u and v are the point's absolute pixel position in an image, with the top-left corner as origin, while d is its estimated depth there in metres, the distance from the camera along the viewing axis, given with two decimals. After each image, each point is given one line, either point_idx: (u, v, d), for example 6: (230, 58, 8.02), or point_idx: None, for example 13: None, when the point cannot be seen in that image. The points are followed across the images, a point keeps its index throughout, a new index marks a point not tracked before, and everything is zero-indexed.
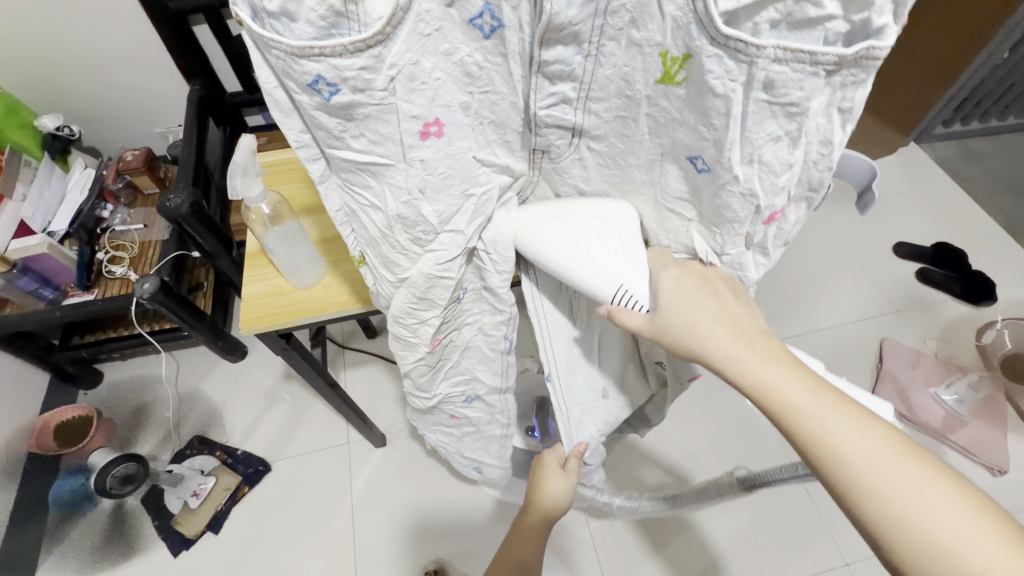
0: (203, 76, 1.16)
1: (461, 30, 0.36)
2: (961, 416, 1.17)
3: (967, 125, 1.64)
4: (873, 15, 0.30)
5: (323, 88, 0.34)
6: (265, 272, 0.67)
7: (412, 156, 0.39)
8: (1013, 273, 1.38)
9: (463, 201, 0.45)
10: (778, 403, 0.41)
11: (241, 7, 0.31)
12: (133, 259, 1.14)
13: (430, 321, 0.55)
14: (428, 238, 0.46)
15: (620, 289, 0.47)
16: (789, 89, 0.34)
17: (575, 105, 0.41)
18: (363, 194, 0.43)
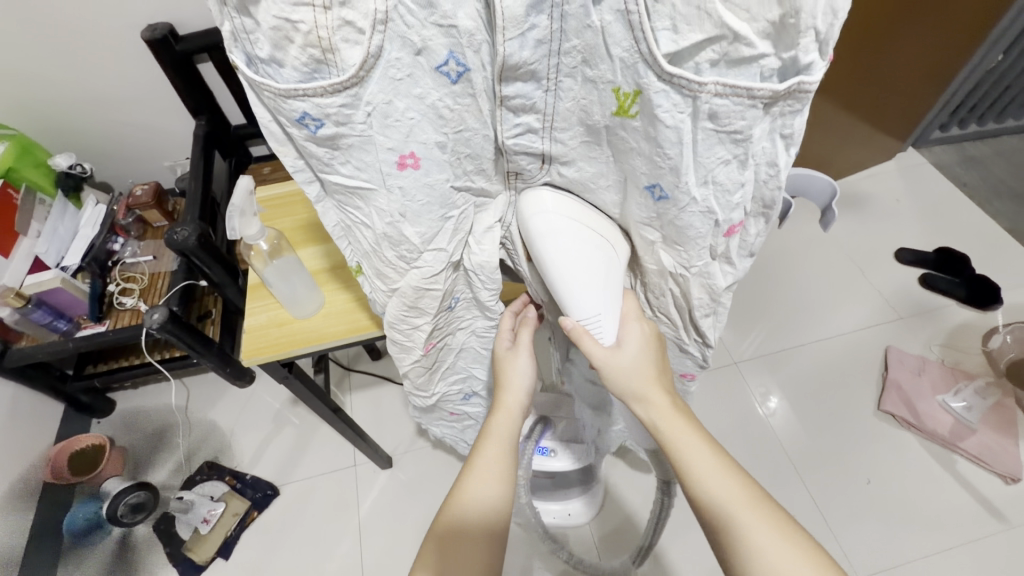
0: (209, 111, 1.20)
1: (431, 76, 0.38)
2: (970, 423, 1.16)
3: (964, 129, 1.65)
4: (799, 53, 0.31)
5: (309, 122, 0.37)
6: (266, 304, 0.69)
7: (392, 183, 0.42)
8: (1016, 276, 1.37)
9: (442, 222, 0.48)
10: (666, 435, 0.51)
11: (235, 54, 0.34)
12: (144, 290, 1.17)
13: (423, 326, 0.59)
14: (413, 256, 0.50)
15: (596, 318, 0.50)
16: (732, 119, 0.35)
17: (541, 134, 0.43)
18: (354, 213, 0.47)
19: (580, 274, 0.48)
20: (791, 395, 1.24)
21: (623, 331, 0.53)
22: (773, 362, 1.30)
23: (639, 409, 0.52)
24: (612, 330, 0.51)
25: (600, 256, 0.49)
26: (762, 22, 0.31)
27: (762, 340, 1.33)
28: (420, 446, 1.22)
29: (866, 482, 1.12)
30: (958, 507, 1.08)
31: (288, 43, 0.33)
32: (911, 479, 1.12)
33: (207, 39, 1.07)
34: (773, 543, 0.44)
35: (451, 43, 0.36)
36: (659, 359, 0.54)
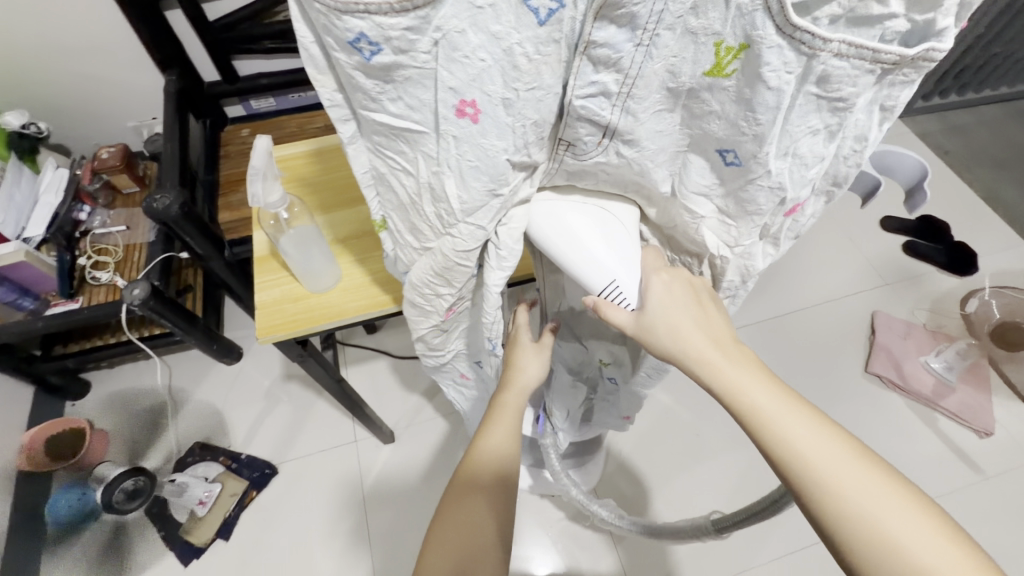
0: (179, 65, 1.09)
1: (515, 12, 0.32)
2: (950, 382, 1.22)
3: (946, 99, 1.68)
4: (937, 16, 0.30)
5: (364, 47, 0.32)
6: (277, 277, 0.64)
7: (444, 130, 0.38)
8: (991, 242, 1.43)
9: (487, 199, 0.43)
10: (750, 410, 0.43)
11: None
12: (119, 263, 1.08)
13: (445, 295, 0.55)
14: (450, 221, 0.45)
15: (611, 284, 0.47)
16: (842, 85, 0.33)
17: (613, 100, 0.37)
18: (393, 157, 0.43)
19: (588, 249, 0.47)
20: (782, 360, 1.28)
21: (650, 283, 0.47)
22: (767, 328, 1.32)
23: (709, 373, 0.45)
24: (636, 289, 0.47)
25: (604, 227, 0.48)
26: None
27: (757, 307, 1.35)
28: (422, 421, 1.20)
29: None
30: (938, 461, 1.15)
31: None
32: (896, 436, 1.18)
33: None
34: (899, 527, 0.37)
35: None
36: (702, 307, 0.48)
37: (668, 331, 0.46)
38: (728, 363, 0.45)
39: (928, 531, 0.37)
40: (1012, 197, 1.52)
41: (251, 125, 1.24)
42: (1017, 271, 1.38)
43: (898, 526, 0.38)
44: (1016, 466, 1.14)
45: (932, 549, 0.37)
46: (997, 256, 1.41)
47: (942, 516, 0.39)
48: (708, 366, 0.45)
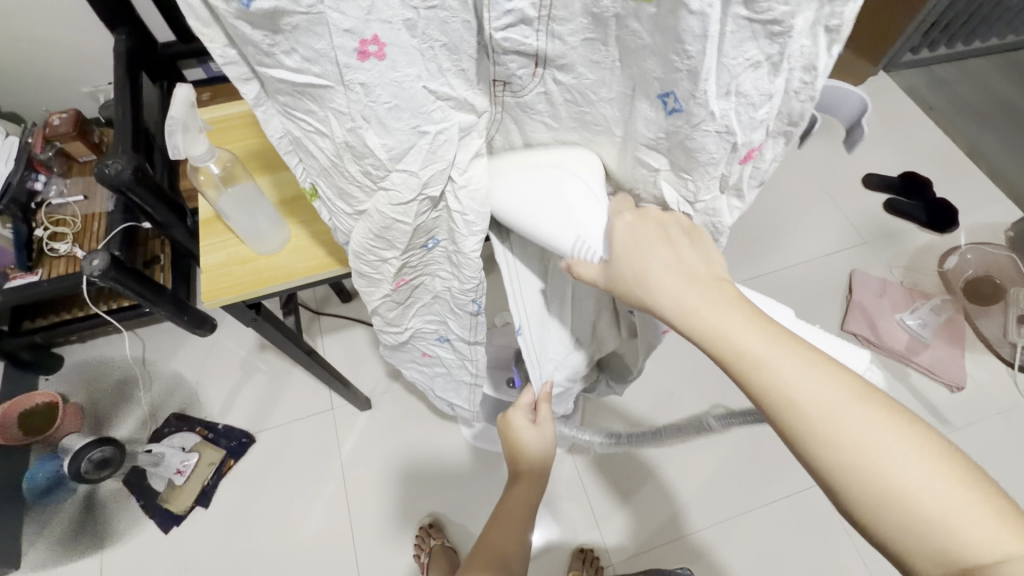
0: (128, 24, 1.03)
1: None
2: (924, 338, 1.23)
3: (934, 52, 1.63)
4: None
5: None
6: (222, 240, 0.62)
7: (350, 78, 0.34)
8: (972, 198, 1.42)
9: (415, 140, 0.39)
10: (731, 355, 0.39)
11: None
12: (78, 234, 1.05)
13: (391, 260, 0.53)
14: (379, 174, 0.42)
15: (576, 239, 0.45)
16: (771, 4, 0.30)
17: (535, 26, 0.35)
18: (305, 118, 0.40)
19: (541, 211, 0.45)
20: None
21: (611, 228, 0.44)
22: (746, 290, 1.32)
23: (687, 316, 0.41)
24: (600, 240, 0.45)
25: (561, 184, 0.46)
26: None
27: (736, 269, 1.34)
28: (399, 388, 1.20)
29: None
30: None
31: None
32: None
33: None
34: (914, 467, 0.33)
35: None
36: (675, 247, 0.44)
37: (637, 276, 0.43)
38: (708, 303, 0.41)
39: (932, 464, 0.33)
40: (996, 151, 1.50)
41: (212, 88, 1.19)
42: (996, 226, 1.37)
43: (909, 468, 0.33)
44: (984, 419, 1.15)
45: (932, 481, 0.33)
46: (977, 212, 1.39)
47: (949, 451, 0.34)
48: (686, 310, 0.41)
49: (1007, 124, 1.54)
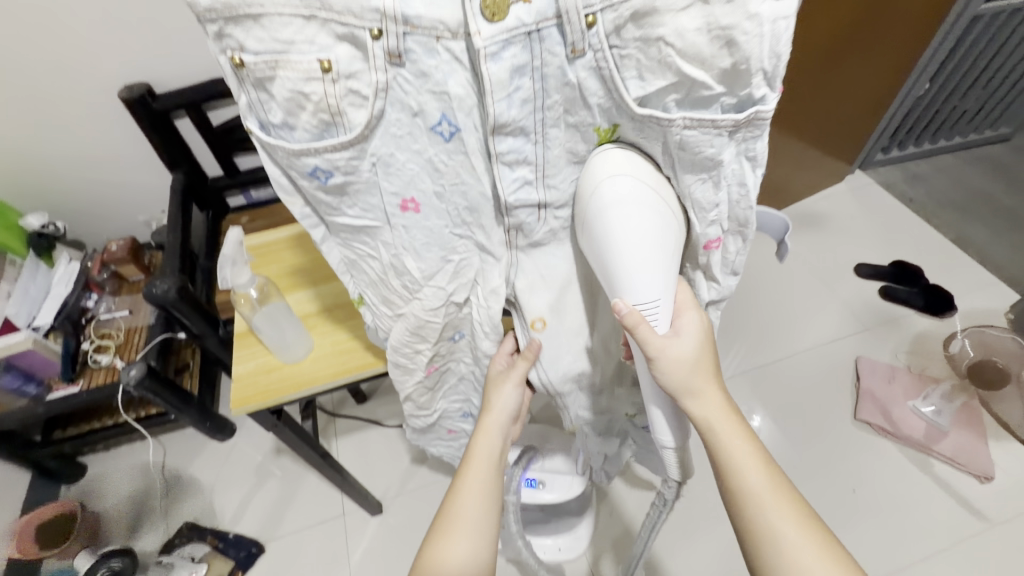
0: (187, 164, 1.20)
1: (426, 136, 0.42)
2: (941, 426, 1.21)
3: (905, 150, 1.77)
4: (753, 88, 0.36)
5: (320, 175, 0.43)
6: (252, 351, 0.69)
7: (395, 221, 0.48)
8: (965, 283, 1.47)
9: (441, 263, 0.51)
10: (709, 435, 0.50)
11: (251, 120, 0.41)
12: (120, 347, 1.15)
13: (424, 351, 0.60)
14: (413, 288, 0.53)
15: (654, 303, 0.46)
16: (701, 147, 0.39)
17: (535, 185, 0.44)
18: (362, 247, 0.51)
19: (635, 259, 0.44)
20: (772, 410, 1.27)
21: (678, 321, 0.49)
22: (754, 379, 1.32)
23: (691, 406, 0.50)
24: (667, 318, 0.48)
25: (665, 245, 0.44)
26: (716, 68, 0.35)
27: (741, 358, 1.36)
28: (410, 489, 1.19)
29: (851, 491, 1.15)
30: (938, 508, 1.12)
31: (300, 109, 0.39)
32: (893, 482, 1.15)
33: (185, 96, 1.09)
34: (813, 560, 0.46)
35: (442, 106, 0.40)
36: (714, 355, 0.51)
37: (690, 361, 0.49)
38: (705, 397, 0.50)
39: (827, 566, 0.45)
40: (981, 238, 1.57)
41: (251, 213, 1.34)
42: (994, 309, 1.40)
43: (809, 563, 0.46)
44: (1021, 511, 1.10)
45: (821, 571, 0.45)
46: (972, 296, 1.43)
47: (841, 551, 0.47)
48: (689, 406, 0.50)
49: (985, 213, 1.63)
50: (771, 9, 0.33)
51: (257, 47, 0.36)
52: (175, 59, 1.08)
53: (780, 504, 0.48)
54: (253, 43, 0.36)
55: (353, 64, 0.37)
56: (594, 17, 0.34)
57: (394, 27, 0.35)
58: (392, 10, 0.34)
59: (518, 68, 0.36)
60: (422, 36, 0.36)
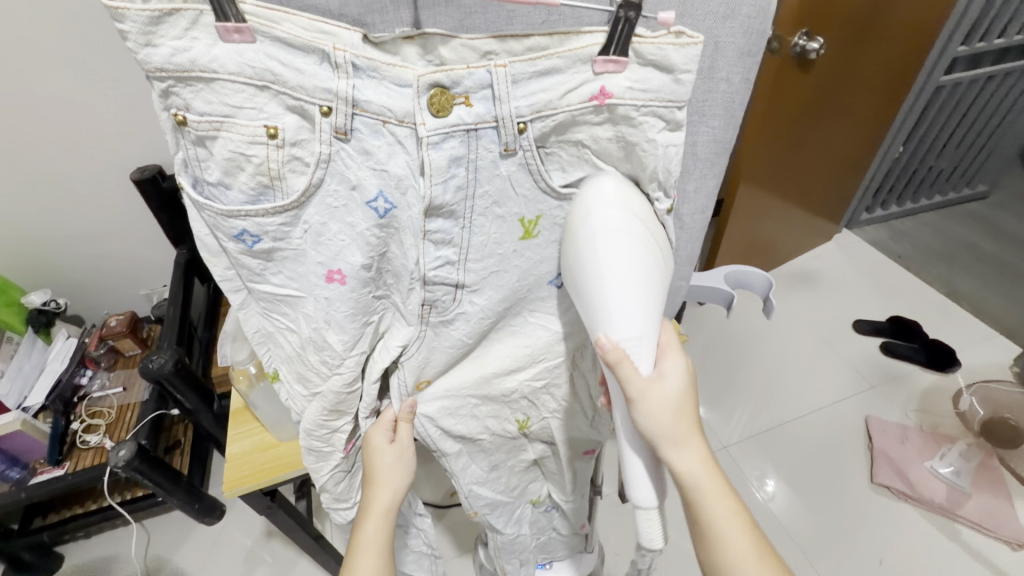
0: (191, 240, 1.22)
1: (361, 211, 0.39)
2: (963, 488, 1.16)
3: (888, 210, 1.82)
4: (650, 194, 0.42)
5: (247, 239, 0.39)
6: (249, 429, 0.67)
7: (318, 293, 0.43)
8: (963, 337, 1.47)
9: (363, 330, 0.46)
10: (689, 485, 0.44)
11: (184, 176, 0.37)
12: (110, 425, 1.11)
13: (342, 427, 0.54)
14: (335, 362, 0.47)
15: (637, 339, 0.40)
16: None
17: (457, 266, 0.44)
18: (281, 319, 0.46)
19: (624, 285, 0.39)
20: (787, 475, 1.22)
21: (663, 361, 0.44)
22: (766, 442, 1.28)
23: (672, 457, 0.44)
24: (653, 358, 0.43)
25: (655, 269, 0.40)
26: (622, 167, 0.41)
27: (751, 420, 1.32)
28: None
29: (878, 563, 1.08)
30: None
31: (238, 170, 0.36)
32: (921, 553, 1.09)
33: None
34: None
35: (382, 184, 0.38)
36: (696, 398, 0.45)
37: (666, 399, 0.43)
38: (687, 447, 0.44)
39: None
40: (973, 292, 1.59)
41: None
42: (997, 363, 1.39)
43: None
44: None
45: None
46: (973, 350, 1.43)
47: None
48: (669, 457, 0.43)
49: (973, 267, 1.67)
50: (665, 137, 0.38)
51: (203, 108, 0.34)
52: None
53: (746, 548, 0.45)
54: (199, 102, 0.34)
55: (300, 133, 0.35)
56: (525, 125, 0.36)
57: (344, 106, 0.34)
58: (344, 91, 0.33)
59: (454, 158, 0.37)
60: (371, 118, 0.35)
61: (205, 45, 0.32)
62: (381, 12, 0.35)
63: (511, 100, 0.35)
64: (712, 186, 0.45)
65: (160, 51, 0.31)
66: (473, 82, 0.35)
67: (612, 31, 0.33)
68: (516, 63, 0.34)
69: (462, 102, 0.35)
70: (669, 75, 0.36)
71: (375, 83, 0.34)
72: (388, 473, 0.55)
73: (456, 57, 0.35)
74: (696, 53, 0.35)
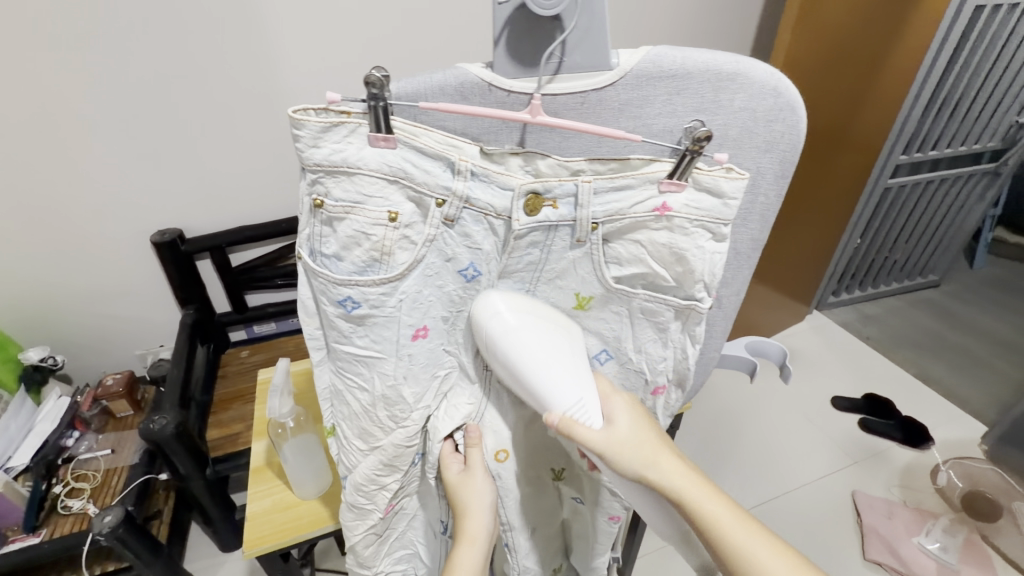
0: (199, 301, 1.26)
1: (452, 276, 0.48)
2: (952, 565, 1.18)
3: (852, 294, 1.98)
4: (695, 292, 0.48)
5: (349, 304, 0.45)
6: (270, 487, 0.68)
7: (402, 351, 0.49)
8: (936, 416, 1.55)
9: (431, 382, 0.53)
10: (676, 491, 0.47)
11: (304, 247, 0.44)
12: (94, 489, 1.06)
13: (390, 486, 0.57)
14: (403, 414, 0.53)
15: (576, 403, 0.47)
16: (659, 312, 0.50)
17: None
18: (353, 378, 0.51)
19: (552, 369, 0.46)
20: None
21: (606, 408, 0.50)
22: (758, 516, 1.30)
23: (653, 475, 0.48)
24: (596, 410, 0.48)
25: (562, 338, 0.48)
26: (672, 269, 0.47)
27: (741, 494, 1.35)
28: None
29: None
30: None
31: (355, 246, 0.43)
32: None
33: (213, 241, 1.18)
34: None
35: (473, 257, 0.47)
36: (649, 424, 0.51)
37: (616, 446, 0.47)
38: (659, 462, 0.48)
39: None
40: (939, 373, 1.70)
41: (252, 346, 1.38)
42: (970, 442, 1.47)
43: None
44: None
45: None
46: (946, 429, 1.51)
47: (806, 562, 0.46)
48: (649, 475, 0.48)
49: (937, 350, 1.79)
50: (711, 245, 0.46)
51: (340, 195, 0.41)
52: (212, 212, 1.19)
53: (751, 533, 0.46)
54: (338, 191, 0.41)
55: (413, 218, 0.43)
56: (597, 225, 0.45)
57: (457, 201, 0.42)
58: (460, 190, 0.42)
59: (532, 242, 0.45)
60: (475, 210, 0.44)
61: (356, 148, 0.39)
62: (495, 133, 0.43)
63: (590, 207, 0.43)
64: (732, 273, 0.53)
65: (322, 151, 0.39)
66: (562, 191, 0.43)
67: (677, 162, 0.42)
68: (600, 180, 0.43)
69: (550, 204, 0.44)
70: (719, 199, 0.44)
71: (484, 185, 0.42)
72: (472, 506, 0.55)
73: (552, 171, 0.44)
74: (741, 186, 0.43)
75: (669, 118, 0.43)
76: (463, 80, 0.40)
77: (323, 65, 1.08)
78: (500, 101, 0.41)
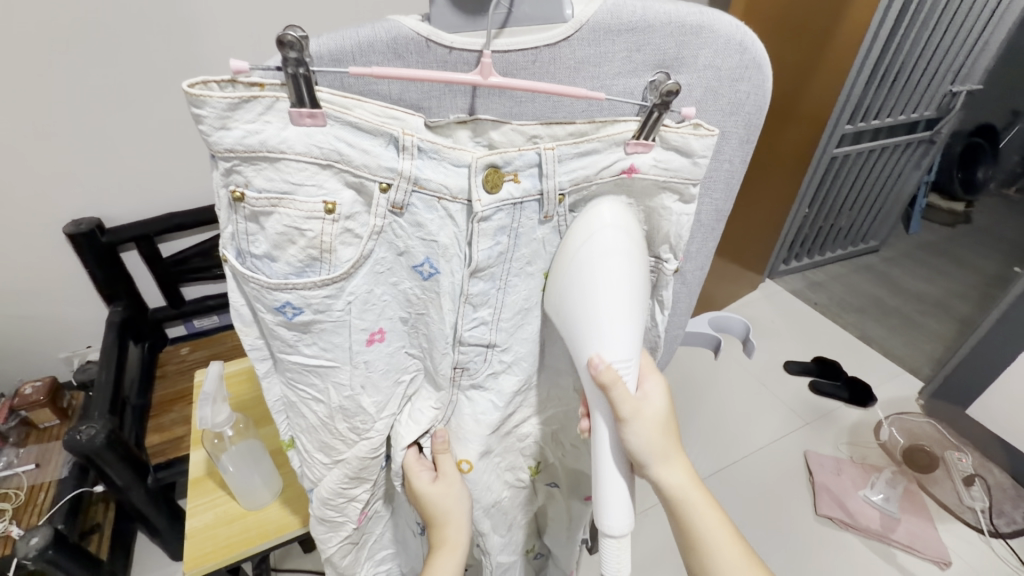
0: (128, 297, 1.15)
1: (407, 272, 0.44)
2: (893, 514, 1.27)
3: (802, 261, 2.04)
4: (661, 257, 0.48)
5: (288, 310, 0.40)
6: (212, 500, 0.63)
7: (358, 358, 0.46)
8: (878, 375, 1.64)
9: (395, 389, 0.50)
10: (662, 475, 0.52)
11: (229, 248, 0.39)
12: (19, 508, 0.97)
13: (360, 496, 0.54)
14: (366, 426, 0.49)
15: (628, 363, 0.45)
16: None
17: (490, 326, 0.46)
18: (306, 389, 0.46)
19: (615, 323, 0.43)
20: (742, 514, 1.27)
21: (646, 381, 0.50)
22: (719, 482, 1.34)
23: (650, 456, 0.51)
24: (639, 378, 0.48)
25: (643, 292, 0.45)
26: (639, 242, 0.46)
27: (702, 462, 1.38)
28: None
29: None
30: None
31: (289, 244, 0.38)
32: None
33: (138, 229, 1.07)
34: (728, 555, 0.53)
35: (429, 252, 0.42)
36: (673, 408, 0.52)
37: (643, 420, 0.48)
38: (666, 453, 0.51)
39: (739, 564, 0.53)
40: (879, 335, 1.80)
41: (191, 342, 1.29)
42: (908, 398, 1.57)
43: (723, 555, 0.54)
44: None
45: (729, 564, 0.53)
46: (887, 387, 1.60)
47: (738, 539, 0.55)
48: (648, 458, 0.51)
49: (878, 312, 1.89)
50: (678, 207, 0.45)
51: (263, 185, 0.36)
52: (135, 199, 1.08)
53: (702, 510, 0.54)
54: (260, 180, 0.36)
55: (354, 207, 0.38)
56: (564, 196, 0.41)
57: (405, 183, 0.37)
58: (408, 171, 0.37)
59: (499, 226, 0.41)
60: (427, 194, 0.39)
61: (276, 128, 0.34)
62: (438, 98, 0.38)
63: (556, 176, 0.39)
64: (695, 249, 0.51)
65: (233, 133, 0.33)
66: (522, 162, 0.39)
67: (643, 120, 0.39)
68: (564, 146, 0.38)
69: (511, 179, 0.39)
70: (688, 158, 0.42)
71: (434, 164, 0.38)
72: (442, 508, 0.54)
73: (507, 140, 0.39)
74: (710, 143, 0.41)
75: (630, 78, 0.39)
76: (395, 34, 0.34)
77: (247, 31, 0.97)
78: (442, 60, 0.36)
